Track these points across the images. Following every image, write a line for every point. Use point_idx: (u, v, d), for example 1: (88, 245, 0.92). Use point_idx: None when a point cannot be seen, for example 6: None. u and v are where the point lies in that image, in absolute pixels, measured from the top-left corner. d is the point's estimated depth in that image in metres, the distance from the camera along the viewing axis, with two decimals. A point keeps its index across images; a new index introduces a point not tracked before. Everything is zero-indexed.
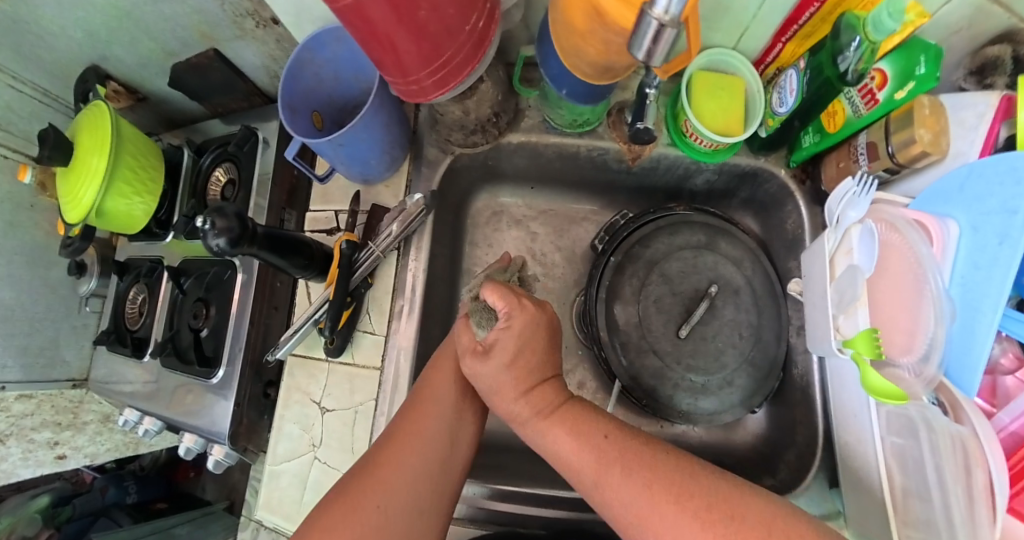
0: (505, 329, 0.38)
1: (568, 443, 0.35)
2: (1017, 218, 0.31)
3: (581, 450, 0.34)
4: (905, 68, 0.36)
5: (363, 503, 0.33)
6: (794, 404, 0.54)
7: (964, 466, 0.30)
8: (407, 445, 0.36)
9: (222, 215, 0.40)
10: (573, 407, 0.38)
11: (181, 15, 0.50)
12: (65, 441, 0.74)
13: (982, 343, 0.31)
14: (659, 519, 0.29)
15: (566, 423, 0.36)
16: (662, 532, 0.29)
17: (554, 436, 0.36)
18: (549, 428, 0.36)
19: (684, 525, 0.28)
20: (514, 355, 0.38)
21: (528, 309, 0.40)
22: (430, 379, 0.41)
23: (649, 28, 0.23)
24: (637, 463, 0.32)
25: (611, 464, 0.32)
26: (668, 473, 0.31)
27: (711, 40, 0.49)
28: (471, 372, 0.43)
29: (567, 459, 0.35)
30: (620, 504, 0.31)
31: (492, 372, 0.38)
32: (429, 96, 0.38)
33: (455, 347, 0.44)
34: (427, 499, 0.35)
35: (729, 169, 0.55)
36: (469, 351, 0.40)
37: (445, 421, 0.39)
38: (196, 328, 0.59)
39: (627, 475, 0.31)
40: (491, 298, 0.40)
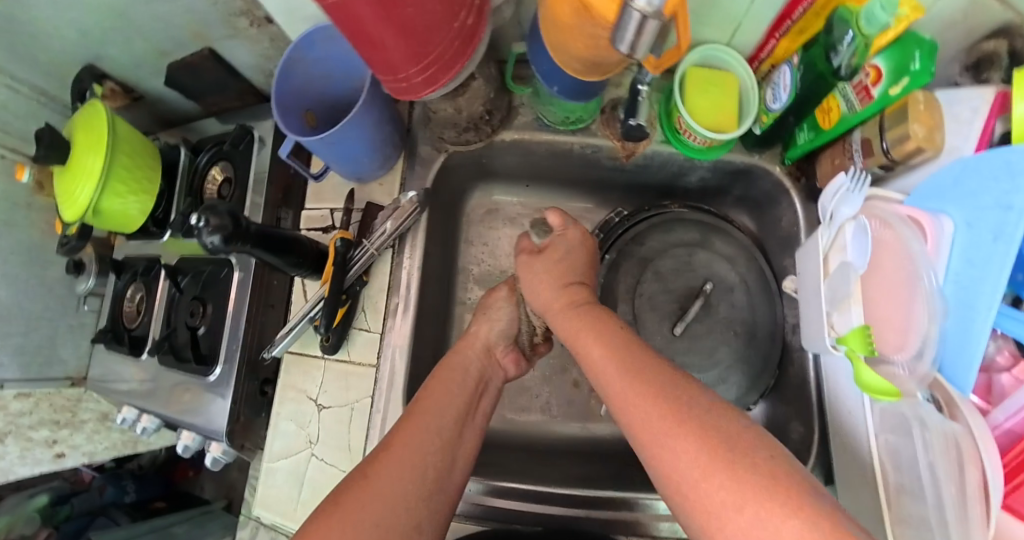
0: (560, 236, 0.50)
1: (593, 344, 0.38)
2: (1012, 213, 0.31)
3: (603, 353, 0.36)
4: (899, 64, 0.35)
5: (359, 514, 0.32)
6: (790, 401, 0.54)
7: (957, 464, 0.30)
8: (402, 457, 0.36)
9: (215, 213, 0.40)
10: (589, 309, 0.43)
11: (174, 14, 0.50)
12: (64, 439, 0.73)
13: (978, 339, 0.31)
14: (654, 420, 0.28)
15: (588, 324, 0.40)
16: (658, 436, 0.28)
17: (576, 328, 0.41)
18: (576, 329, 0.41)
19: (670, 436, 0.27)
20: (562, 253, 0.48)
21: (580, 228, 0.51)
22: (431, 390, 0.42)
23: (632, 20, 0.23)
24: (651, 377, 0.31)
25: (628, 374, 0.32)
26: (672, 393, 0.29)
27: (704, 36, 0.48)
28: (475, 385, 0.45)
29: (591, 357, 0.37)
30: (629, 412, 0.31)
31: (539, 265, 0.48)
32: (419, 93, 0.38)
33: (459, 361, 0.46)
34: (424, 517, 0.34)
35: (723, 167, 0.55)
36: (528, 250, 0.51)
37: (445, 435, 0.39)
38: (192, 326, 0.59)
39: (636, 385, 0.31)
40: (552, 217, 0.51)
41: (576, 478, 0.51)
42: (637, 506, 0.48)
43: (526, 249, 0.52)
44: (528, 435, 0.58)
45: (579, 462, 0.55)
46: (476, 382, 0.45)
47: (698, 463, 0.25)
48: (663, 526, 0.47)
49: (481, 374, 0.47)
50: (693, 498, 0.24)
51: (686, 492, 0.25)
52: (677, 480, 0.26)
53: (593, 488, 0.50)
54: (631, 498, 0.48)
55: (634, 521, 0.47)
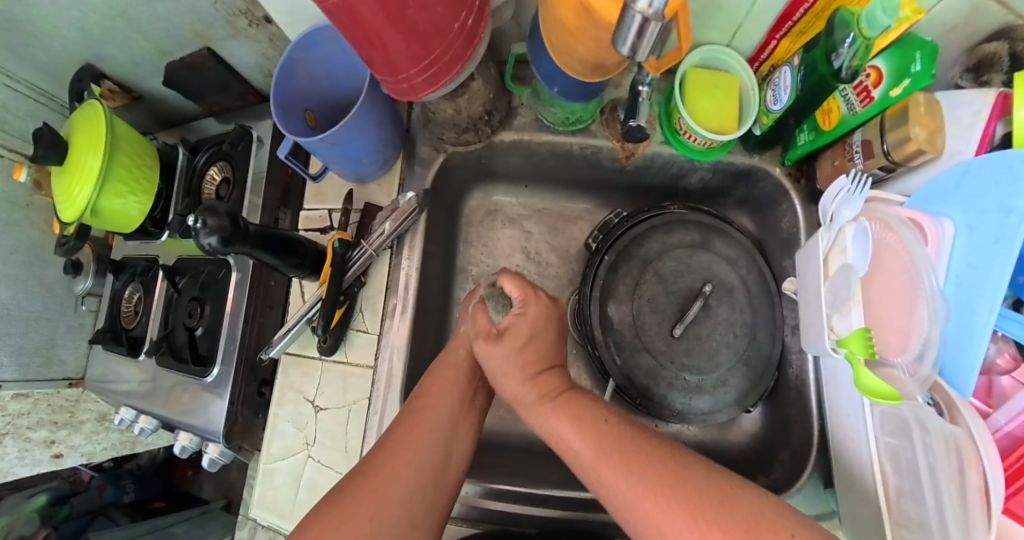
0: (520, 315, 0.43)
1: (572, 431, 0.36)
2: (1013, 217, 0.30)
3: (581, 435, 0.35)
4: (899, 66, 0.36)
5: (357, 511, 0.32)
6: (789, 403, 0.54)
7: (957, 467, 0.30)
8: (400, 456, 0.36)
9: (213, 215, 0.40)
10: (574, 395, 0.40)
11: (173, 14, 0.50)
12: (62, 440, 0.74)
13: (980, 343, 0.31)
14: (647, 506, 0.30)
15: (564, 409, 0.38)
16: (650, 521, 0.29)
17: (555, 424, 0.38)
18: (552, 418, 0.38)
19: (686, 530, 0.28)
20: (527, 338, 0.42)
21: (543, 300, 0.45)
22: (427, 389, 0.42)
23: (633, 22, 0.23)
24: (635, 458, 0.32)
25: (610, 451, 0.33)
26: (678, 471, 0.31)
27: (705, 38, 0.48)
28: (469, 382, 0.44)
29: (567, 441, 0.36)
30: (614, 491, 0.32)
31: (502, 353, 0.42)
32: (420, 93, 0.38)
33: (454, 359, 0.45)
34: (418, 511, 0.34)
35: (725, 167, 0.55)
36: (482, 335, 0.44)
37: (441, 433, 0.38)
38: (190, 326, 0.59)
39: (623, 465, 0.32)
40: (509, 287, 0.45)
41: (575, 480, 0.51)
42: None
43: (482, 332, 0.44)
44: (527, 436, 0.57)
45: None
46: (471, 378, 0.44)
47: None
48: None
49: (474, 371, 0.45)
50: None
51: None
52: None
53: (592, 490, 0.50)
54: None
55: None
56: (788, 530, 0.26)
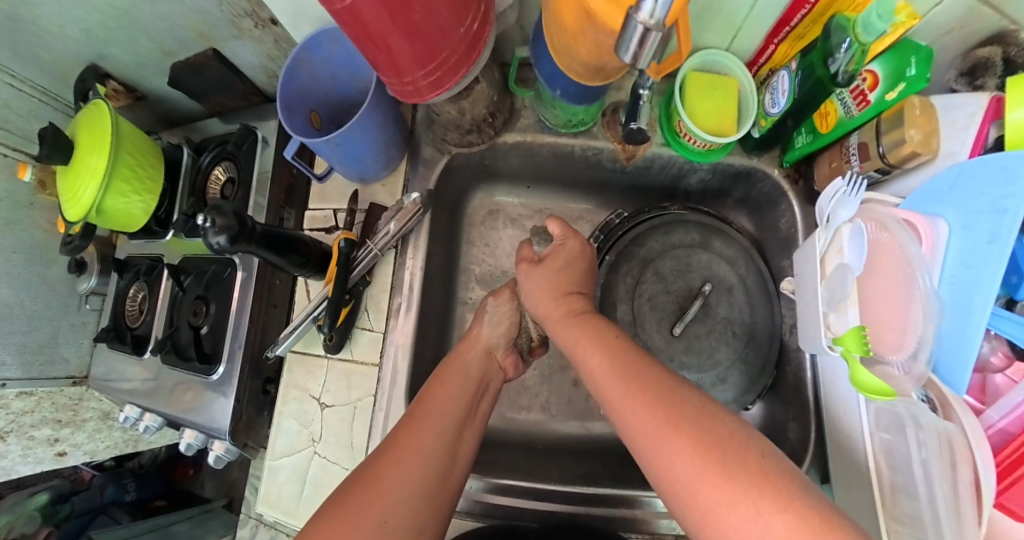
0: (559, 246, 0.49)
1: (590, 348, 0.39)
2: (1007, 217, 0.31)
3: (597, 353, 0.38)
4: (895, 69, 0.36)
5: (364, 519, 0.32)
6: (787, 401, 0.54)
7: (950, 462, 0.31)
8: (406, 460, 0.36)
9: (220, 213, 0.41)
10: (589, 318, 0.43)
11: (179, 15, 0.50)
12: (65, 438, 0.75)
13: (974, 341, 0.32)
14: (644, 422, 0.30)
15: (586, 330, 0.41)
16: (648, 438, 0.29)
17: (577, 336, 0.41)
18: (575, 338, 0.41)
19: (668, 438, 0.28)
20: (563, 261, 0.48)
21: (579, 238, 0.50)
22: (432, 392, 0.43)
23: (635, 31, 0.24)
24: (640, 379, 0.33)
25: (621, 378, 0.34)
26: (666, 396, 0.31)
27: (704, 41, 0.49)
28: (475, 387, 0.45)
29: (588, 365, 0.38)
30: (621, 412, 0.32)
31: (539, 276, 0.48)
32: (424, 96, 0.39)
33: (463, 362, 0.47)
34: (428, 520, 0.35)
35: (723, 169, 0.56)
36: (527, 259, 0.50)
37: (446, 437, 0.39)
38: (195, 325, 0.59)
39: (630, 390, 0.32)
40: (552, 226, 0.51)
41: (577, 476, 0.52)
42: (638, 503, 0.49)
43: (527, 259, 0.51)
44: (529, 434, 0.58)
45: (579, 461, 0.55)
46: (478, 383, 0.46)
47: (698, 464, 0.26)
48: (662, 523, 0.48)
49: (486, 374, 0.47)
50: (694, 496, 0.26)
51: (682, 488, 0.26)
52: (673, 478, 0.27)
53: (593, 486, 0.50)
54: (631, 496, 0.49)
55: (634, 518, 0.48)
56: (756, 450, 0.26)
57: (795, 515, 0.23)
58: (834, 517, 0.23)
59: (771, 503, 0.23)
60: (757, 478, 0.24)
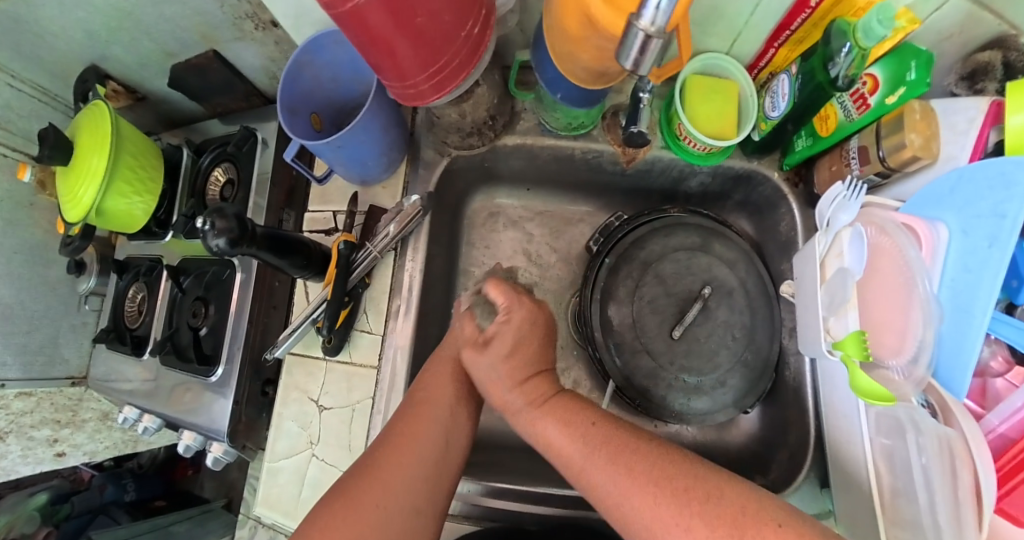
0: (504, 322, 0.43)
1: (559, 434, 0.36)
2: (1007, 222, 0.31)
3: (566, 436, 0.36)
4: (896, 74, 0.36)
5: (364, 503, 0.33)
6: (787, 404, 0.54)
7: (950, 468, 0.31)
8: (404, 451, 0.36)
9: (221, 216, 0.41)
10: (560, 401, 0.39)
11: (180, 16, 0.50)
12: (65, 438, 0.75)
13: (974, 346, 0.32)
14: (630, 499, 0.30)
15: (553, 416, 0.38)
16: (633, 509, 0.30)
17: (544, 431, 0.37)
18: (539, 418, 0.39)
19: (671, 517, 0.28)
20: (513, 344, 0.42)
21: (526, 305, 0.45)
22: (425, 385, 0.42)
23: (636, 39, 0.24)
24: (619, 450, 0.33)
25: (594, 448, 0.34)
26: (669, 472, 0.30)
27: (705, 45, 0.49)
28: (467, 376, 0.44)
29: (552, 442, 0.37)
30: (597, 484, 0.32)
31: (488, 362, 0.42)
32: (426, 99, 0.39)
33: (449, 353, 0.46)
34: (423, 499, 0.35)
35: (724, 171, 0.56)
36: (470, 343, 0.44)
37: (441, 426, 0.39)
38: (194, 326, 0.59)
39: (604, 460, 0.33)
40: (493, 294, 0.46)
41: None
42: None
43: (470, 341, 0.44)
44: None
45: None
46: (469, 372, 0.45)
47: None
48: None
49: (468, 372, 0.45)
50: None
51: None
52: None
53: None
54: None
55: None
56: (773, 520, 0.26)
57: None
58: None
59: None
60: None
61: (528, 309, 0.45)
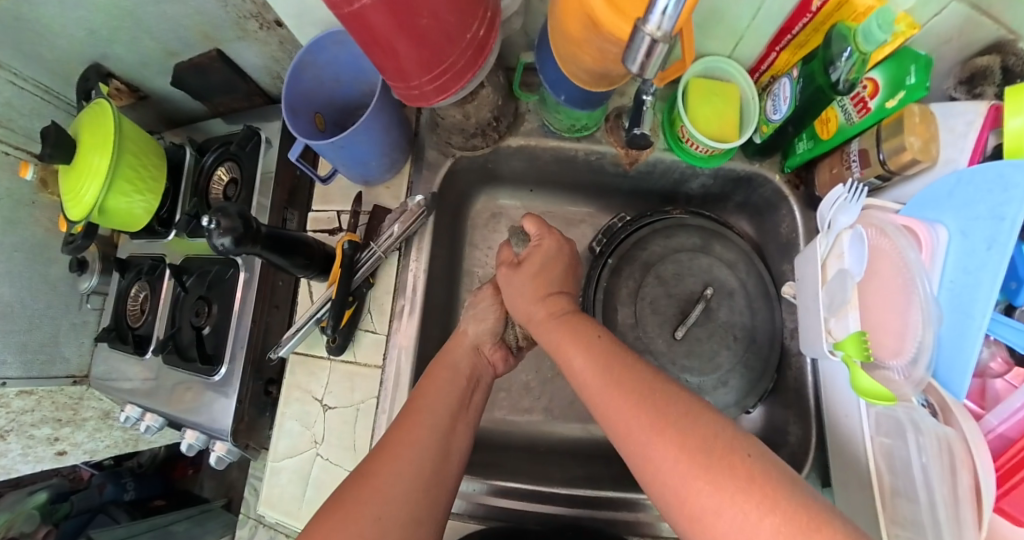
0: (534, 248, 0.49)
1: (573, 345, 0.39)
2: (1005, 224, 0.32)
3: (580, 350, 0.38)
4: (896, 77, 0.37)
5: (363, 512, 0.33)
6: (788, 404, 0.55)
7: (949, 468, 0.31)
8: (401, 456, 0.37)
9: (225, 215, 0.41)
10: (575, 316, 0.43)
11: (183, 16, 0.50)
12: (65, 437, 0.75)
13: (973, 346, 0.32)
14: (634, 426, 0.29)
15: (568, 331, 0.41)
16: (637, 441, 0.29)
17: (557, 337, 0.41)
18: (558, 339, 0.41)
19: (652, 439, 0.28)
20: (540, 264, 0.48)
21: (556, 236, 0.50)
22: (423, 390, 0.43)
23: (642, 43, 0.24)
24: (623, 372, 0.34)
25: (611, 381, 0.34)
26: (653, 397, 0.31)
27: (706, 48, 0.50)
28: (466, 381, 0.45)
29: (574, 370, 0.37)
30: (610, 416, 0.32)
31: (519, 278, 0.48)
32: (429, 100, 0.39)
33: (453, 358, 0.47)
34: (424, 509, 0.35)
35: (725, 174, 0.56)
36: (506, 262, 0.50)
37: (439, 432, 0.39)
38: (197, 325, 0.59)
39: (616, 394, 0.32)
40: (528, 226, 0.51)
41: (578, 478, 0.53)
42: (640, 506, 0.49)
43: (506, 260, 0.51)
44: (530, 436, 0.59)
45: (581, 463, 0.56)
46: (470, 376, 0.46)
47: (685, 465, 0.26)
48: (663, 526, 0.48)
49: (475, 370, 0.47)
50: (680, 497, 0.26)
51: (667, 488, 0.27)
52: (657, 475, 0.27)
53: (595, 488, 0.51)
54: (633, 499, 0.49)
55: (636, 521, 0.49)
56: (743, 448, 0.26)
57: (783, 519, 0.23)
58: (818, 514, 0.23)
59: (758, 505, 0.23)
60: (739, 479, 0.24)
61: (557, 240, 0.50)
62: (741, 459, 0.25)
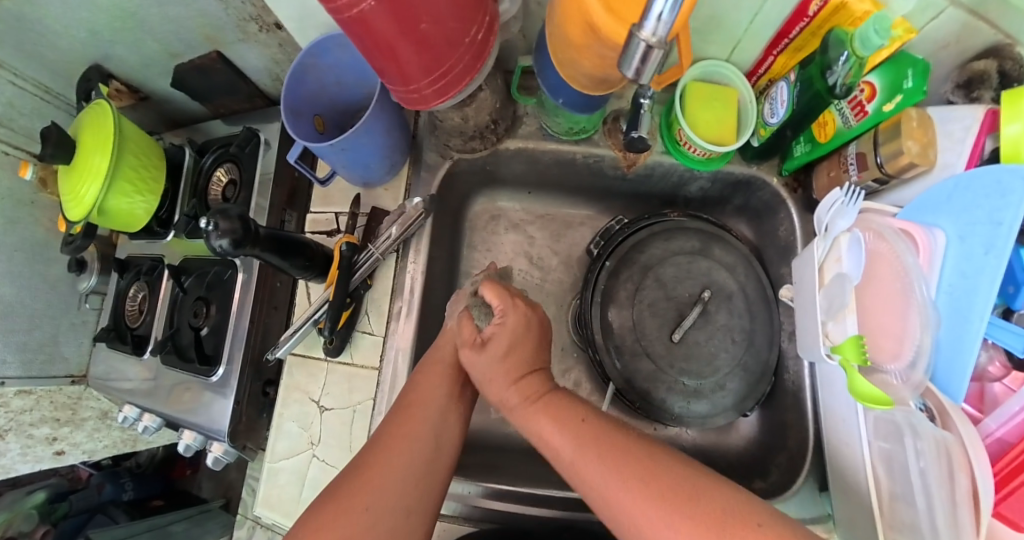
0: (499, 326, 0.43)
1: (554, 430, 0.37)
2: (1002, 229, 0.32)
3: (562, 433, 0.36)
4: (893, 81, 0.37)
5: (354, 505, 0.33)
6: (786, 407, 0.55)
7: (948, 473, 0.31)
8: (403, 448, 0.37)
9: (225, 217, 0.41)
10: (555, 398, 0.40)
11: (184, 17, 0.50)
12: (64, 437, 0.75)
13: (971, 350, 0.32)
14: (639, 514, 0.30)
15: (546, 411, 0.39)
16: (643, 528, 0.30)
17: (539, 422, 0.38)
18: (534, 415, 0.39)
19: (658, 520, 0.29)
20: (508, 344, 0.42)
21: (520, 310, 0.44)
22: (417, 387, 0.42)
23: (638, 49, 0.24)
24: (617, 453, 0.33)
25: (596, 454, 0.33)
26: (656, 470, 0.31)
27: (705, 53, 0.50)
28: (459, 377, 0.44)
29: (553, 446, 0.36)
30: (611, 505, 0.31)
31: (485, 363, 0.41)
32: (429, 103, 0.39)
33: (443, 357, 0.45)
34: (414, 498, 0.35)
35: (723, 177, 0.56)
36: (467, 343, 0.43)
37: (432, 424, 0.39)
38: (196, 326, 0.59)
39: (603, 466, 0.32)
40: (489, 296, 0.45)
41: None
42: None
43: (465, 341, 0.44)
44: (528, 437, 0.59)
45: None
46: (460, 375, 0.45)
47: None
48: None
49: (462, 368, 0.45)
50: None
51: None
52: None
53: None
54: None
55: None
56: (754, 521, 0.28)
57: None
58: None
59: None
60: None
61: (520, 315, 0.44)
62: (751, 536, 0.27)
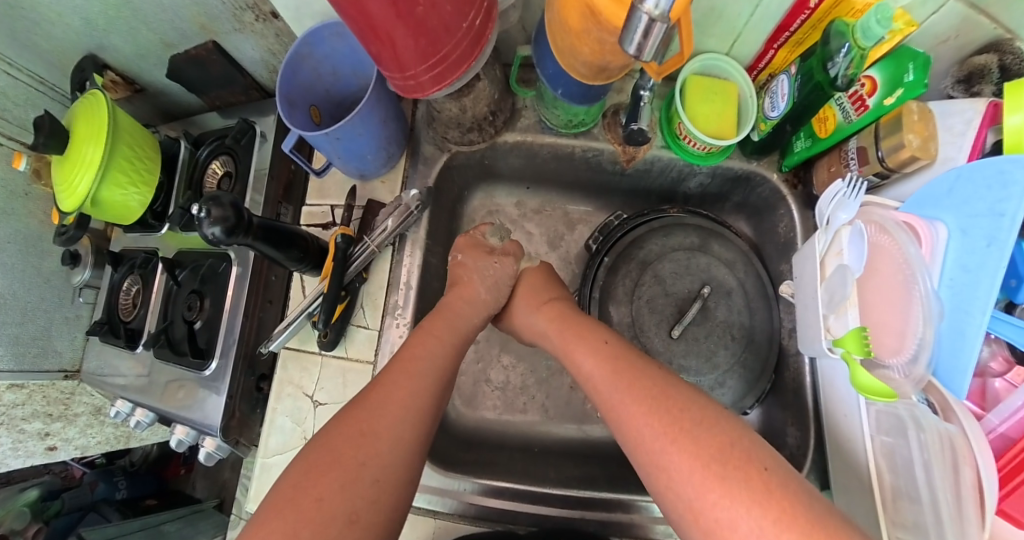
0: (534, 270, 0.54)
1: (580, 349, 0.40)
2: (1004, 221, 0.31)
3: (587, 353, 0.39)
4: (894, 75, 0.37)
5: (362, 473, 0.32)
6: (787, 405, 0.54)
7: (952, 463, 0.31)
8: (394, 411, 0.36)
9: (218, 204, 0.40)
10: (587, 322, 0.44)
11: (178, 6, 0.50)
12: (56, 433, 0.76)
13: (973, 345, 0.31)
14: (643, 426, 0.30)
15: (575, 331, 0.43)
16: (646, 449, 0.30)
17: (566, 337, 0.43)
18: (564, 336, 0.43)
19: (664, 444, 0.29)
20: (542, 279, 0.53)
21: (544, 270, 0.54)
22: (417, 341, 0.42)
23: (640, 23, 0.24)
24: (631, 369, 0.35)
25: (615, 374, 0.35)
26: (666, 398, 0.31)
27: (705, 46, 0.50)
28: (462, 340, 0.45)
29: (579, 362, 0.40)
30: (618, 414, 0.33)
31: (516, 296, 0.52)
32: (426, 91, 0.39)
33: (453, 313, 0.46)
34: (416, 469, 0.35)
35: (723, 172, 0.56)
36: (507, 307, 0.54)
37: (432, 397, 0.39)
38: (190, 319, 0.59)
39: (631, 390, 0.33)
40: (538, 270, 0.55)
41: (573, 479, 0.52)
42: (634, 507, 0.48)
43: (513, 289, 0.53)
44: (524, 435, 0.58)
45: (577, 463, 0.55)
46: (463, 338, 0.45)
47: (705, 478, 0.26)
48: (659, 528, 0.47)
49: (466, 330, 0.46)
50: (692, 509, 0.26)
51: (678, 497, 0.27)
52: (671, 486, 0.28)
53: (590, 490, 0.50)
54: (628, 500, 0.48)
55: (630, 522, 0.47)
56: (761, 456, 0.26)
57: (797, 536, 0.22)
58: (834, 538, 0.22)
59: (771, 513, 0.24)
60: (762, 499, 0.24)
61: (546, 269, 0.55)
62: (752, 456, 0.26)
